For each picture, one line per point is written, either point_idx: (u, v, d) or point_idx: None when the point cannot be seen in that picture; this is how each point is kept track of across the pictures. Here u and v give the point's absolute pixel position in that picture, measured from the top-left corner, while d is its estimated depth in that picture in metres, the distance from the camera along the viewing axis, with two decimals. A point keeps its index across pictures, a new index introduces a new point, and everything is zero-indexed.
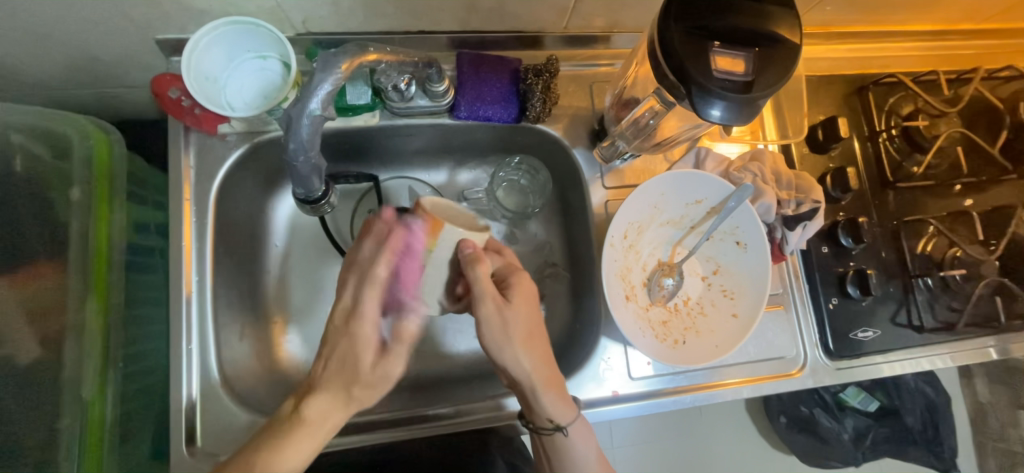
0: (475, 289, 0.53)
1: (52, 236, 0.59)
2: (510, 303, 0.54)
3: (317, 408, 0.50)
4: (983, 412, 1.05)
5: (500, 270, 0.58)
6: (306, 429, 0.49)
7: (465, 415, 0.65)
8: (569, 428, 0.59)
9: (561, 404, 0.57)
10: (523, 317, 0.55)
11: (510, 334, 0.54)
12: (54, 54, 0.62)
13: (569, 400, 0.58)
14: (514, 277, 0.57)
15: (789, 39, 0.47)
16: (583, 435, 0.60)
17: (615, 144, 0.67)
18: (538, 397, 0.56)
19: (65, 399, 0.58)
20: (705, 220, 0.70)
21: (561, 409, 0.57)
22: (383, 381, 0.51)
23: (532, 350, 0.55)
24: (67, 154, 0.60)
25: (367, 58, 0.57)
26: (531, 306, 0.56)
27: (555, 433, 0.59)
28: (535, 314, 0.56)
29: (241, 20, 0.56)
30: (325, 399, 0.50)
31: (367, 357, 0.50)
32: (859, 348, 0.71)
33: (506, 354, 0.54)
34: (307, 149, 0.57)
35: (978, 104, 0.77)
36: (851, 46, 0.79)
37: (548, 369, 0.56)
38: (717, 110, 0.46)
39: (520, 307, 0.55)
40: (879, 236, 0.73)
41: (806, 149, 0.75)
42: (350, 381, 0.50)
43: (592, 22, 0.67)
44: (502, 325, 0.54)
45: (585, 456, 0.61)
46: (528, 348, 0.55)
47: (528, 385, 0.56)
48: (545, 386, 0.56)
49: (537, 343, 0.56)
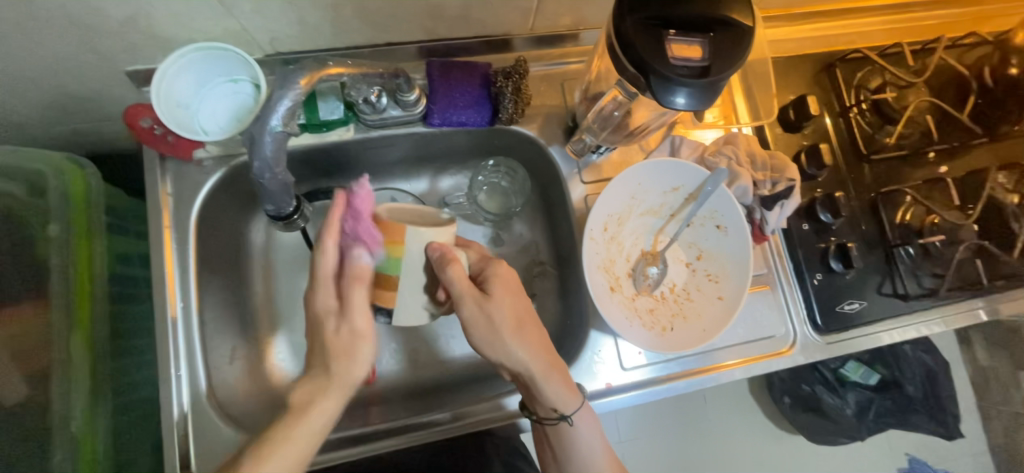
0: (454, 289, 0.51)
1: (33, 275, 0.59)
2: (490, 296, 0.55)
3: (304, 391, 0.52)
4: (985, 377, 1.05)
5: (476, 266, 0.59)
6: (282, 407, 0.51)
7: (464, 418, 0.65)
8: (574, 414, 0.59)
9: (566, 392, 0.58)
10: (507, 308, 0.56)
11: (499, 326, 0.55)
12: (25, 93, 0.62)
13: (574, 386, 0.59)
14: (493, 267, 0.58)
15: (744, 22, 0.48)
16: (587, 420, 0.61)
17: (584, 138, 0.68)
18: (543, 384, 0.56)
19: (54, 435, 0.58)
20: (684, 206, 0.70)
21: (566, 398, 0.58)
22: (353, 341, 0.53)
23: (527, 337, 0.56)
24: (44, 191, 0.61)
25: (328, 72, 0.57)
26: (514, 293, 0.57)
27: (561, 422, 0.60)
28: (521, 303, 0.58)
29: (208, 45, 0.57)
30: (309, 386, 0.53)
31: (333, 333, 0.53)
32: (847, 321, 0.72)
33: (499, 349, 0.56)
34: (272, 167, 0.57)
35: (943, 72, 0.78)
36: (815, 25, 0.80)
37: (546, 355, 0.57)
38: (680, 97, 0.47)
39: (502, 299, 0.56)
40: (858, 209, 0.74)
41: (778, 129, 0.76)
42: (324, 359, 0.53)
43: (558, 21, 0.68)
44: (489, 318, 0.55)
45: (592, 442, 0.61)
46: (522, 337, 0.56)
47: (528, 378, 0.57)
48: (547, 376, 0.56)
49: (529, 331, 0.57)
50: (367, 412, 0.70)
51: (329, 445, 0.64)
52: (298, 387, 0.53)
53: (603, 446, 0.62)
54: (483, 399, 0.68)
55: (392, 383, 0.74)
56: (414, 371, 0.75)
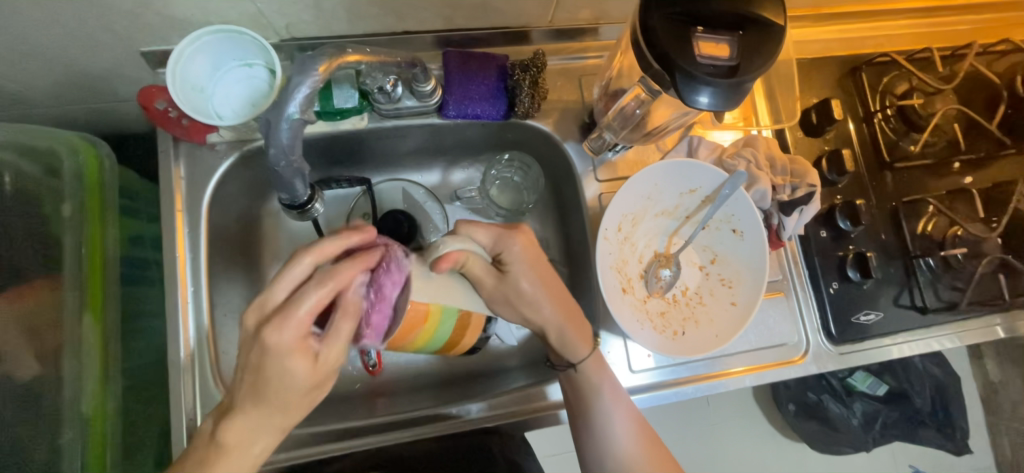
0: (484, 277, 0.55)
1: (47, 253, 0.59)
2: (510, 274, 0.56)
3: (235, 432, 0.45)
4: (994, 390, 1.04)
5: (491, 242, 0.56)
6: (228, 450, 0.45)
7: (492, 410, 0.66)
8: (584, 364, 0.61)
9: (576, 345, 0.61)
10: (536, 277, 0.58)
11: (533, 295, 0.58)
12: (42, 72, 0.62)
13: (588, 336, 0.62)
14: (511, 247, 0.56)
15: (775, 21, 0.46)
16: (599, 370, 0.62)
17: (603, 136, 0.67)
18: (559, 335, 0.61)
19: (64, 414, 0.58)
20: (700, 209, 0.69)
21: (573, 349, 0.61)
22: (326, 376, 0.46)
23: (554, 299, 0.59)
24: (59, 171, 0.61)
25: (345, 58, 0.56)
26: (536, 260, 0.58)
27: (570, 370, 0.62)
28: (547, 268, 0.59)
29: (223, 28, 0.56)
30: (249, 420, 0.45)
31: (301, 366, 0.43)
32: (862, 332, 0.70)
33: (527, 312, 0.59)
34: (287, 154, 0.56)
35: (974, 79, 0.76)
36: (842, 27, 0.77)
37: (568, 313, 0.60)
38: (704, 96, 0.45)
39: (523, 266, 0.57)
40: (879, 217, 0.73)
41: (799, 133, 0.74)
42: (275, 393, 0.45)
43: (578, 14, 0.66)
44: (519, 291, 0.57)
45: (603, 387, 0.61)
46: (550, 299, 0.59)
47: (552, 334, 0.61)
48: (564, 330, 0.60)
49: (553, 295, 0.59)
50: (373, 404, 0.70)
51: (334, 434, 0.64)
52: (228, 425, 0.45)
53: (618, 395, 0.62)
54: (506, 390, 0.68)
55: (398, 375, 0.73)
56: (420, 364, 0.74)
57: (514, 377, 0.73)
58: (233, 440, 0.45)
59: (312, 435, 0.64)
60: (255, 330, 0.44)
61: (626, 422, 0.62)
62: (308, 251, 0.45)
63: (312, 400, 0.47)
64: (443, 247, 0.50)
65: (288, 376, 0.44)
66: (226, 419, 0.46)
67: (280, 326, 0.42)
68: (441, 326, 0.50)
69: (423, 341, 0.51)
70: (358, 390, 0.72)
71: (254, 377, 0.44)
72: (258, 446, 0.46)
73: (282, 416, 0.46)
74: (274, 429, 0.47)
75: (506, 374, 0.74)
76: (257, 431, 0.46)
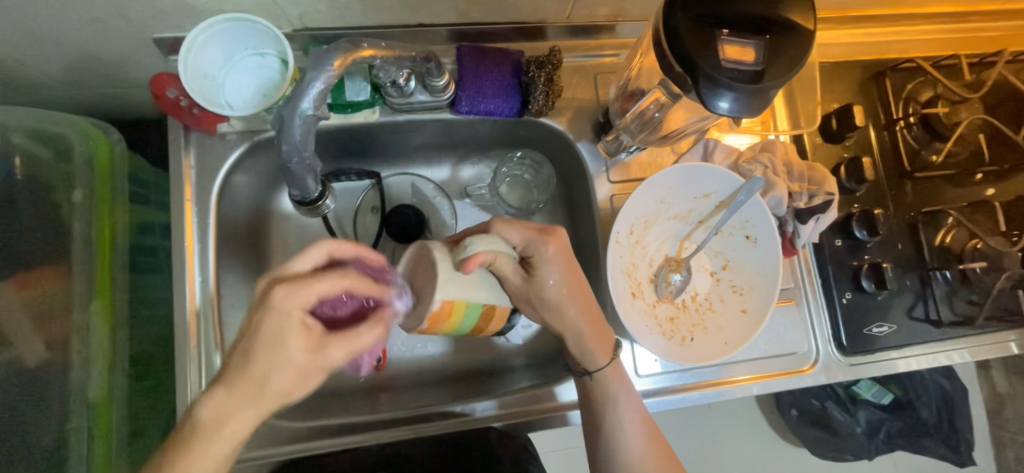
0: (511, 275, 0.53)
1: (58, 239, 0.59)
2: (540, 276, 0.54)
3: (212, 409, 0.41)
4: (999, 403, 1.01)
5: (521, 243, 0.53)
6: (204, 432, 0.41)
7: (499, 409, 0.66)
8: (602, 371, 0.60)
9: (597, 352, 0.59)
10: (565, 280, 0.56)
11: (563, 299, 0.56)
12: (54, 56, 0.62)
13: (608, 343, 0.60)
14: (543, 247, 0.54)
15: (803, 25, 0.46)
16: (616, 378, 0.61)
17: (620, 138, 0.65)
18: (577, 338, 0.59)
19: (73, 399, 0.58)
20: (714, 214, 0.68)
21: (594, 354, 0.59)
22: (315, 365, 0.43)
23: (580, 302, 0.58)
24: (70, 156, 0.61)
25: (362, 53, 0.55)
26: (569, 260, 0.56)
27: (585, 376, 0.61)
28: (578, 272, 0.57)
29: (236, 17, 0.55)
30: (223, 398, 0.42)
31: (299, 344, 0.42)
32: (874, 343, 0.69)
33: (554, 313, 0.57)
34: (300, 150, 0.56)
35: (1001, 88, 0.73)
36: (867, 30, 0.75)
37: (593, 314, 0.59)
38: (725, 101, 0.44)
39: (552, 269, 0.55)
40: (896, 228, 0.71)
41: (818, 139, 0.72)
42: (271, 365, 0.42)
43: (597, 11, 0.65)
44: (547, 291, 0.55)
45: (617, 397, 0.60)
46: (574, 301, 0.57)
47: (575, 337, 0.59)
48: (590, 327, 0.58)
49: (578, 298, 0.57)
50: (376, 398, 0.70)
51: (337, 428, 0.64)
52: (205, 403, 0.42)
53: (632, 408, 0.61)
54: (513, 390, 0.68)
55: (402, 371, 0.73)
56: (425, 360, 0.74)
57: (518, 377, 0.73)
58: (208, 419, 0.41)
59: (314, 428, 0.64)
60: (262, 293, 0.43)
61: (637, 437, 0.60)
62: (326, 244, 0.46)
63: (291, 394, 0.43)
64: (471, 247, 0.47)
65: (286, 355, 0.42)
66: (202, 396, 0.42)
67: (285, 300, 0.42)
68: (470, 308, 0.49)
69: (450, 328, 0.51)
70: (361, 384, 0.72)
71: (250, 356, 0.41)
72: (229, 429, 0.42)
73: (253, 408, 0.42)
74: (250, 414, 0.42)
75: (511, 373, 0.73)
76: (228, 416, 0.42)
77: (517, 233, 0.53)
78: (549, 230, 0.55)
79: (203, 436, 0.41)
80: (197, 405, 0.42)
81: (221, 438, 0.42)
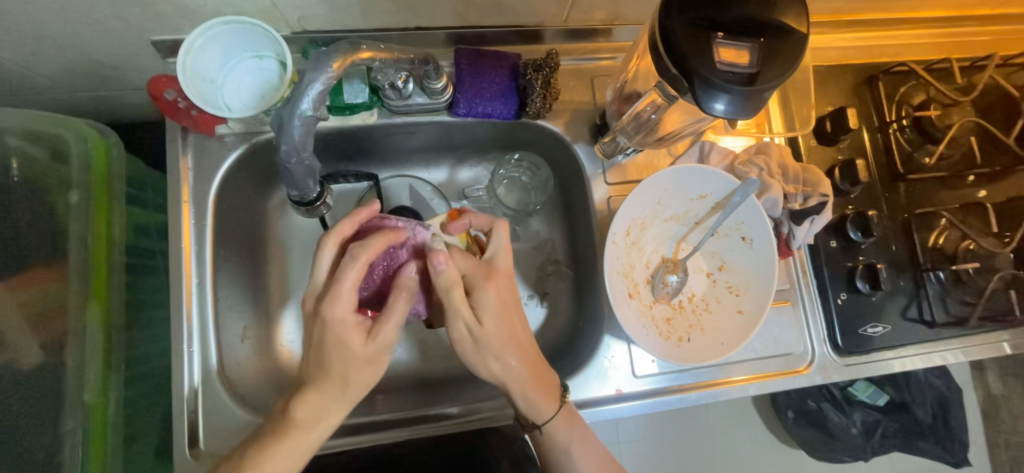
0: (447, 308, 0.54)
1: (53, 240, 0.59)
2: (482, 320, 0.54)
3: (305, 406, 0.50)
4: (994, 404, 1.02)
5: (467, 273, 0.55)
6: (301, 421, 0.49)
7: (473, 414, 0.66)
8: (550, 421, 0.59)
9: (543, 403, 0.57)
10: (502, 327, 0.55)
11: (483, 345, 0.55)
12: (52, 58, 0.62)
13: (553, 390, 0.59)
14: (484, 286, 0.55)
15: (797, 28, 0.46)
16: (569, 427, 0.60)
17: (617, 140, 0.66)
18: (522, 396, 0.57)
19: (68, 402, 0.58)
20: (710, 215, 0.68)
21: (540, 407, 0.57)
22: (381, 351, 0.51)
23: (514, 353, 0.56)
24: (67, 158, 0.61)
25: (361, 55, 0.56)
26: (510, 314, 0.56)
27: (534, 430, 0.60)
28: (515, 320, 0.57)
29: (236, 19, 0.56)
30: (315, 398, 0.50)
31: (365, 337, 0.50)
32: (868, 343, 0.70)
33: (488, 366, 0.56)
34: (298, 151, 0.56)
35: (991, 90, 0.74)
36: (861, 33, 0.76)
37: (533, 374, 0.57)
38: (720, 103, 0.45)
39: (489, 313, 0.55)
40: (890, 229, 0.72)
41: (813, 141, 0.73)
42: (348, 360, 0.50)
43: (593, 14, 0.65)
44: (479, 339, 0.55)
45: (571, 447, 0.60)
46: (491, 356, 0.55)
47: (507, 388, 0.57)
48: (528, 388, 0.56)
49: (515, 348, 0.56)
50: (373, 400, 0.69)
51: (336, 430, 0.64)
52: (303, 403, 0.50)
53: (590, 455, 0.61)
54: (491, 395, 0.68)
55: (399, 372, 0.73)
56: (420, 362, 0.74)
57: None
58: (305, 412, 0.50)
59: None
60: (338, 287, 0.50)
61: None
62: (330, 237, 0.53)
63: (371, 379, 0.51)
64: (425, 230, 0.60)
65: (351, 351, 0.50)
66: (298, 397, 0.50)
67: (344, 302, 0.49)
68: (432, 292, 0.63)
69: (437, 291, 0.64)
70: None
71: (330, 361, 0.50)
72: (326, 417, 0.50)
73: (340, 400, 0.50)
74: (341, 407, 0.51)
75: None
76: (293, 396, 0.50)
77: (463, 263, 0.55)
78: (493, 268, 0.56)
79: (304, 428, 0.49)
80: (295, 404, 0.50)
81: (320, 427, 0.50)
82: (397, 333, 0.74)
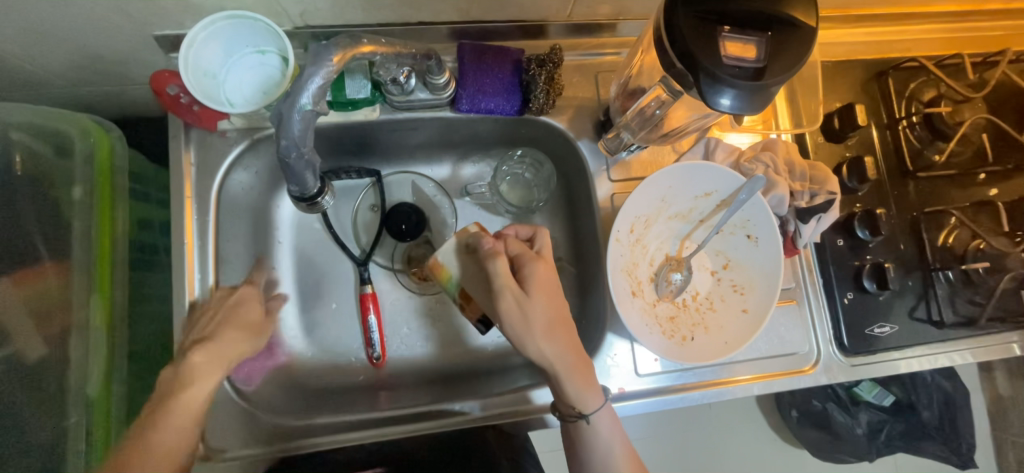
0: (494, 282, 0.55)
1: (57, 235, 0.59)
2: (529, 295, 0.55)
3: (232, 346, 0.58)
4: (1002, 406, 1.01)
5: (516, 253, 0.57)
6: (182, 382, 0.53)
7: (488, 410, 0.66)
8: (596, 412, 0.58)
9: (589, 392, 0.57)
10: (549, 304, 0.56)
11: (530, 322, 0.55)
12: (55, 54, 0.62)
13: (598, 386, 0.58)
14: (530, 264, 0.56)
15: (805, 22, 0.45)
16: (612, 424, 0.60)
17: (621, 136, 0.65)
18: (568, 378, 0.56)
19: (71, 395, 0.58)
20: (715, 213, 0.68)
21: (587, 397, 0.57)
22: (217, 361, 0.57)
23: (559, 334, 0.56)
24: (70, 152, 0.61)
25: (361, 49, 0.55)
26: (555, 296, 0.57)
27: (579, 420, 0.59)
28: (560, 302, 0.57)
29: (237, 14, 0.55)
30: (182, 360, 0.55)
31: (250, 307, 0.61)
32: (875, 343, 0.69)
33: (533, 345, 0.55)
34: (298, 145, 0.55)
35: (1004, 87, 0.73)
36: (870, 29, 0.75)
37: (575, 356, 0.57)
38: (726, 98, 0.44)
39: (535, 291, 0.55)
40: (898, 228, 0.71)
41: (820, 138, 0.72)
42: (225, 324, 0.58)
43: (597, 9, 0.64)
44: (526, 315, 0.55)
45: (612, 445, 0.60)
46: (539, 331, 0.55)
47: (554, 373, 0.56)
48: (571, 372, 0.56)
49: (562, 328, 0.56)
50: (376, 396, 0.70)
51: (336, 426, 0.64)
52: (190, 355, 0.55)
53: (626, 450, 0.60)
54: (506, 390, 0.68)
55: (397, 369, 0.73)
56: (420, 358, 0.73)
57: (517, 376, 0.72)
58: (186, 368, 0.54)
59: (315, 426, 0.64)
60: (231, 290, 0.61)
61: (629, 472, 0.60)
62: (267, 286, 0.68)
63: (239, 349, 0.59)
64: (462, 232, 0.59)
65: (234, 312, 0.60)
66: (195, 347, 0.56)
67: (254, 306, 0.62)
68: (451, 282, 0.59)
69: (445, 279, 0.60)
70: (361, 381, 0.72)
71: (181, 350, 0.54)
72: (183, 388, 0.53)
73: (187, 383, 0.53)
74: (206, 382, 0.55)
75: (510, 373, 0.73)
76: (198, 376, 0.54)
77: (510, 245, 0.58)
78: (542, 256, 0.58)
79: (180, 384, 0.53)
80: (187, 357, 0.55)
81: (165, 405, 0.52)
82: (402, 327, 0.74)
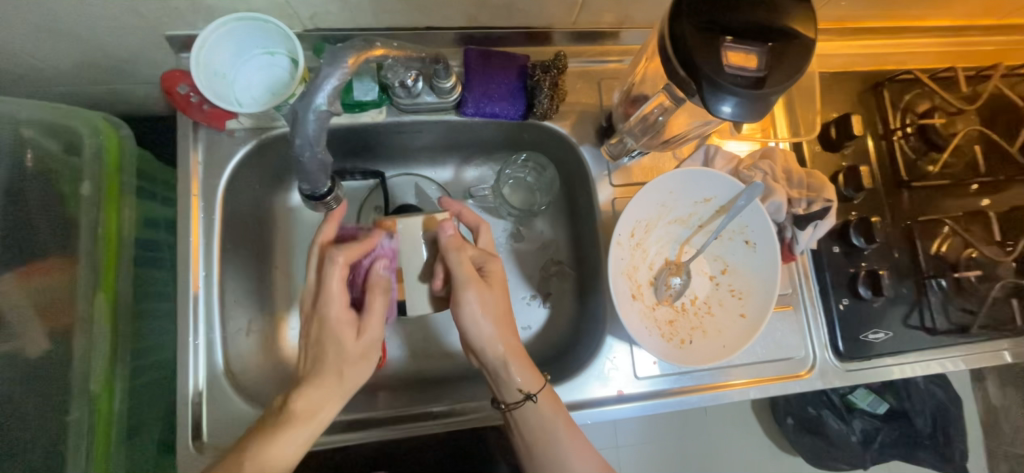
0: (454, 273, 0.57)
1: (64, 230, 0.60)
2: (489, 288, 0.59)
3: (306, 398, 0.53)
4: (994, 415, 1.02)
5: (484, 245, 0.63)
6: (296, 419, 0.52)
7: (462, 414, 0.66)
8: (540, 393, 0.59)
9: (534, 374, 0.59)
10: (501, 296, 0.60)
11: (488, 311, 0.58)
12: (67, 52, 0.63)
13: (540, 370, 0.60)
14: (490, 261, 0.61)
15: (804, 33, 0.47)
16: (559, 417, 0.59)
17: (624, 141, 0.66)
18: (515, 363, 0.59)
19: (74, 389, 0.59)
20: (714, 218, 0.69)
21: (532, 376, 0.59)
22: (371, 348, 0.56)
23: (507, 325, 0.60)
24: (77, 149, 0.61)
25: (373, 51, 0.57)
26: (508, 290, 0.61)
27: (526, 403, 0.59)
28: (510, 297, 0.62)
29: (249, 16, 0.56)
30: (316, 394, 0.53)
31: (350, 339, 0.55)
32: (869, 349, 0.70)
33: (483, 331, 0.58)
34: (312, 145, 0.57)
35: (996, 100, 0.75)
36: (866, 42, 0.77)
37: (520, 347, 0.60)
38: (728, 106, 0.45)
39: (492, 284, 0.60)
40: (893, 236, 0.72)
41: (817, 147, 0.73)
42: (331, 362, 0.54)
43: (602, 18, 0.66)
44: (485, 301, 0.58)
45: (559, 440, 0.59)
46: (489, 324, 0.58)
47: (500, 362, 0.59)
48: (517, 358, 0.59)
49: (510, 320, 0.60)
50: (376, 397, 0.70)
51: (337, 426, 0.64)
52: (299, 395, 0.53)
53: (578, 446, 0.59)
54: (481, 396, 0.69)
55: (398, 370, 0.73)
56: (420, 360, 0.74)
57: None
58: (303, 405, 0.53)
59: None
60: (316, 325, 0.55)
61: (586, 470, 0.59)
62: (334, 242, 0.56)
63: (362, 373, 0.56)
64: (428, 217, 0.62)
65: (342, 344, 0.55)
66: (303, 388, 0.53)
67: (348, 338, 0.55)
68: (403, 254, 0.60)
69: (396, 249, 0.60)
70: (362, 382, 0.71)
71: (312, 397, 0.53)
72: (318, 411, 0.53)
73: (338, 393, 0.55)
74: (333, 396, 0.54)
75: None
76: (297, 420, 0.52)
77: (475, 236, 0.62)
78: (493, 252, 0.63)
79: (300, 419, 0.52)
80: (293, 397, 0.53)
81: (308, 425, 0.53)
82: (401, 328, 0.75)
